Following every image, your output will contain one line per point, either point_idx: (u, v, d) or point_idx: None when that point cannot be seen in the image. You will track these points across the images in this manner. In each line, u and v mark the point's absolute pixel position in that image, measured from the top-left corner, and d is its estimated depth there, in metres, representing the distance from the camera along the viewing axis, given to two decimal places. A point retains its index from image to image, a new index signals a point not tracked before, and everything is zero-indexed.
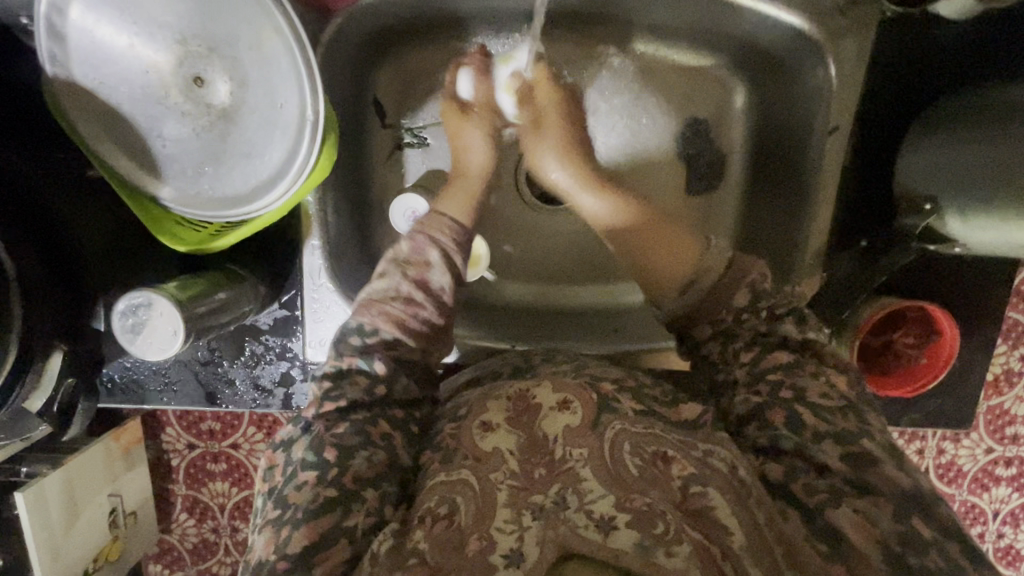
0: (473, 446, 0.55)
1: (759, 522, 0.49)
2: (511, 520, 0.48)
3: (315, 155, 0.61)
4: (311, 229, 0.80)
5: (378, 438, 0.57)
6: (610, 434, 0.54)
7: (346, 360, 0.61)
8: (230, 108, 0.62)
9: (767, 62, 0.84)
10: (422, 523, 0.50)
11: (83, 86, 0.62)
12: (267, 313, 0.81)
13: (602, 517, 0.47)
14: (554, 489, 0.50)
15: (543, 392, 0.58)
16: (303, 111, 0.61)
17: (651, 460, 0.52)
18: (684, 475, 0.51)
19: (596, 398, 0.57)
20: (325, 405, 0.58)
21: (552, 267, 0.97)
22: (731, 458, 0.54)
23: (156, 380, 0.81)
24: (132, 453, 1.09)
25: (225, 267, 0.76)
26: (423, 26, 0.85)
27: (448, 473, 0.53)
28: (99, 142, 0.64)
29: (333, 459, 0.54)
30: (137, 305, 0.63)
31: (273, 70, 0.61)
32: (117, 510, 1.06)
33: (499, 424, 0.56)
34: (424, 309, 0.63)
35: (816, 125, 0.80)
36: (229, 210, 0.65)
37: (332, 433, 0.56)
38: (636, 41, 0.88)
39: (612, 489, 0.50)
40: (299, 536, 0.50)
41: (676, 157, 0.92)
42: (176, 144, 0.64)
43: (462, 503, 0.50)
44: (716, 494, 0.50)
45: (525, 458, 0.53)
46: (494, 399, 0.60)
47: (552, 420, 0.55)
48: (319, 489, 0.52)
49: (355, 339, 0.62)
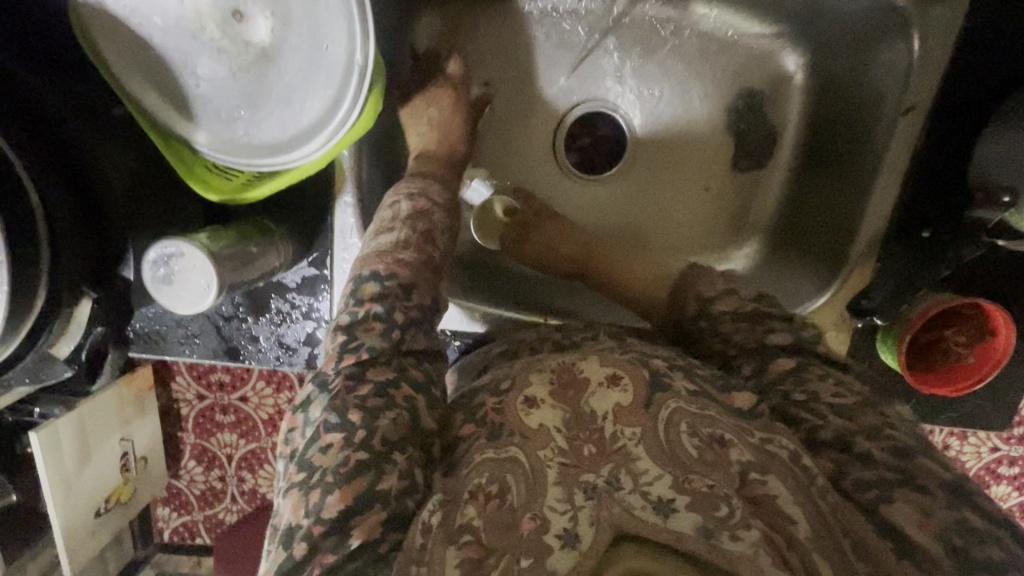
0: (518, 423, 0.52)
1: (824, 511, 0.48)
2: (563, 500, 0.48)
3: (361, 106, 0.57)
4: (344, 185, 0.75)
5: (401, 400, 0.53)
6: (666, 413, 0.52)
7: (365, 306, 0.57)
8: (271, 47, 0.57)
9: (838, 33, 0.78)
10: (474, 499, 0.48)
11: (113, 13, 0.57)
12: (295, 271, 0.77)
13: (659, 499, 0.47)
14: (606, 468, 0.50)
15: (588, 367, 0.55)
16: (350, 56, 0.56)
17: (708, 443, 0.50)
18: (742, 462, 0.50)
19: (647, 375, 0.54)
20: (347, 358, 0.55)
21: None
22: (793, 446, 0.52)
23: (177, 333, 0.76)
24: (144, 400, 1.07)
25: (255, 219, 0.73)
26: None
27: (496, 449, 0.51)
28: (127, 75, 0.59)
29: (359, 421, 0.51)
30: (170, 254, 0.60)
31: (321, 8, 0.56)
32: (127, 453, 1.05)
33: (543, 399, 0.54)
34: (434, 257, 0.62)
35: (889, 104, 0.74)
36: (265, 159, 0.60)
37: (356, 396, 0.52)
38: (697, 3, 0.83)
39: (670, 467, 0.49)
40: (333, 501, 0.48)
41: (725, 131, 0.89)
42: (210, 84, 0.59)
43: (513, 482, 0.49)
44: (777, 483, 0.49)
45: (572, 434, 0.52)
46: (537, 372, 0.56)
47: (603, 397, 0.53)
48: (347, 452, 0.49)
49: (372, 285, 0.58)
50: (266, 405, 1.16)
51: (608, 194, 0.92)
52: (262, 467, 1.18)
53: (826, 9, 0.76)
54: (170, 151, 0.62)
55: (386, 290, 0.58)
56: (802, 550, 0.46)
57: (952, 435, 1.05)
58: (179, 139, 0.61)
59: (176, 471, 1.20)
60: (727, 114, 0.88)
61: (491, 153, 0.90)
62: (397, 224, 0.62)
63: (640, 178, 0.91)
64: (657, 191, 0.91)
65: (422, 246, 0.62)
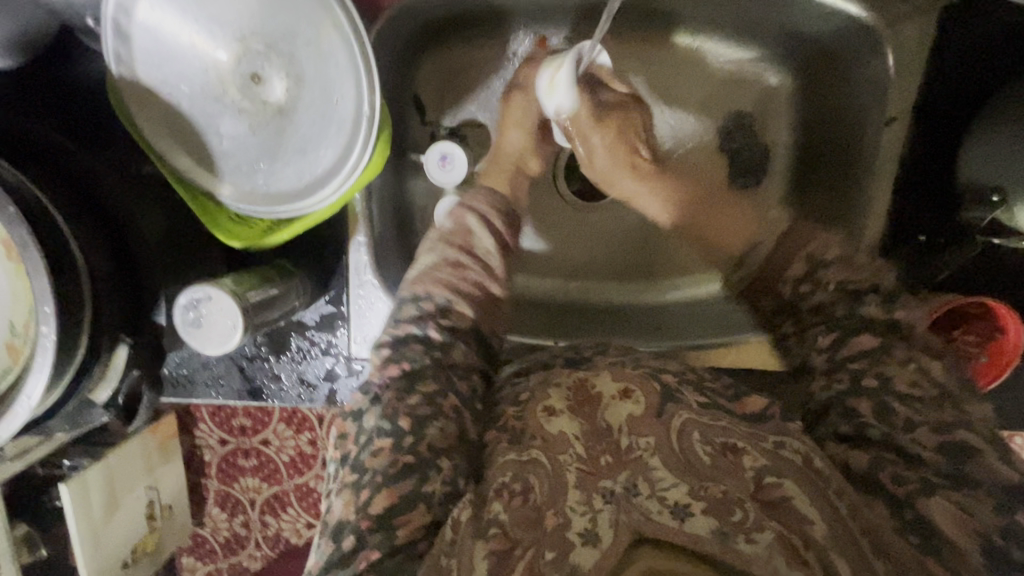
0: (539, 428, 0.55)
1: (841, 512, 0.49)
2: (582, 502, 0.49)
3: (371, 150, 0.61)
4: (356, 225, 0.80)
5: (449, 410, 0.56)
6: (678, 423, 0.54)
7: (401, 328, 0.60)
8: (286, 104, 0.63)
9: (818, 52, 0.82)
10: (499, 497, 0.51)
11: (145, 83, 0.63)
12: (314, 309, 0.82)
13: (676, 504, 0.48)
14: (623, 476, 0.50)
15: (602, 382, 0.58)
16: (358, 108, 0.61)
17: (720, 450, 0.52)
18: (756, 467, 0.50)
19: (658, 386, 0.57)
20: (391, 370, 0.57)
21: (595, 264, 0.96)
22: (806, 450, 0.53)
23: (206, 375, 0.83)
24: (170, 446, 1.10)
25: (275, 263, 0.76)
26: (466, 26, 0.87)
27: (519, 452, 0.53)
28: (159, 139, 0.64)
29: (409, 427, 0.53)
30: (198, 299, 0.64)
31: (330, 67, 0.61)
32: (154, 502, 1.07)
33: (561, 410, 0.56)
34: (473, 272, 0.65)
35: (870, 120, 0.78)
36: (282, 207, 0.65)
37: (405, 404, 0.55)
38: (680, 36, 0.89)
39: (685, 476, 0.50)
40: (381, 499, 0.50)
41: (720, 153, 0.92)
42: (232, 141, 0.64)
43: (536, 481, 0.51)
44: (793, 484, 0.49)
45: (591, 443, 0.53)
46: (555, 385, 0.59)
47: (617, 408, 0.55)
48: (394, 455, 0.52)
49: (411, 307, 0.62)
50: (287, 447, 1.18)
51: (615, 220, 0.96)
52: (285, 510, 1.20)
53: (806, 32, 0.81)
54: (193, 203, 0.67)
55: (422, 311, 0.61)
56: (817, 551, 0.46)
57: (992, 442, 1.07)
58: (204, 193, 0.66)
59: (200, 521, 1.21)
60: (719, 136, 0.91)
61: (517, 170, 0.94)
62: (436, 244, 0.67)
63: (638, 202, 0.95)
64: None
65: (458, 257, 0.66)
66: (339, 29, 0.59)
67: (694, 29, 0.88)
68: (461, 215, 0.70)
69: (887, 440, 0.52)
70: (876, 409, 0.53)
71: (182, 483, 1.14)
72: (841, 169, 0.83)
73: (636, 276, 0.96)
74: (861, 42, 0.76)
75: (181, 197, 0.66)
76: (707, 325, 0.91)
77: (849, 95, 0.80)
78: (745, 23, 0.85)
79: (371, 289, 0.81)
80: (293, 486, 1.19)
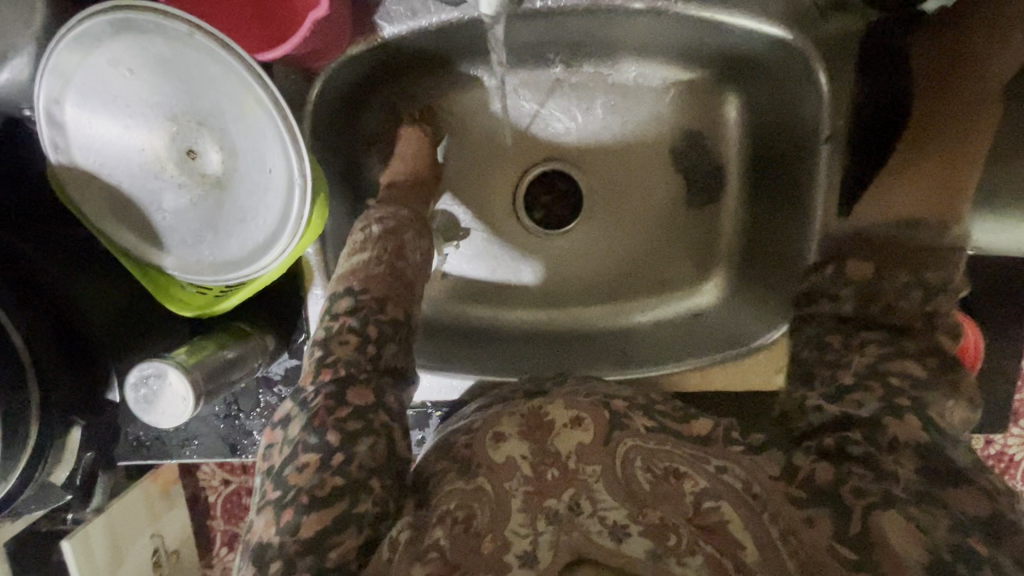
0: (486, 456, 0.55)
1: (774, 536, 0.48)
2: (526, 524, 0.50)
3: (307, 215, 0.63)
4: (312, 278, 0.82)
5: (380, 426, 0.56)
6: (623, 450, 0.54)
7: (339, 320, 0.62)
8: (223, 176, 0.64)
9: (757, 72, 0.82)
10: (442, 521, 0.50)
11: (84, 168, 0.65)
12: (278, 364, 0.82)
13: (614, 523, 0.49)
14: (567, 494, 0.51)
15: (554, 410, 0.57)
16: (290, 176, 0.62)
17: (662, 476, 0.52)
18: (696, 492, 0.51)
19: (607, 415, 0.57)
20: (325, 374, 0.58)
21: (569, 291, 0.96)
22: (746, 475, 0.52)
23: (177, 436, 0.83)
24: (171, 492, 1.12)
25: (231, 325, 0.77)
26: (409, 72, 0.86)
27: (465, 481, 0.54)
28: (103, 220, 0.66)
29: (337, 443, 0.54)
30: (148, 375, 0.65)
31: (260, 139, 0.62)
32: (158, 550, 1.08)
33: (511, 434, 0.56)
34: (406, 270, 0.68)
35: (810, 136, 0.79)
36: (228, 275, 0.66)
37: (336, 417, 0.55)
38: (624, 62, 0.87)
39: (624, 500, 0.51)
40: (307, 524, 0.50)
41: (675, 172, 0.93)
42: (174, 216, 0.66)
43: (479, 509, 0.51)
44: (728, 507, 0.49)
45: (538, 459, 0.54)
46: (509, 412, 0.59)
47: (566, 437, 0.55)
48: (321, 474, 0.52)
49: (346, 300, 0.64)
50: None
51: (575, 247, 0.96)
52: None
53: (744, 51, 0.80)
54: (143, 278, 0.68)
55: (360, 303, 0.63)
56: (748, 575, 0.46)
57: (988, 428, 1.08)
58: (153, 266, 0.68)
59: (209, 562, 1.21)
60: (671, 156, 0.92)
61: (473, 203, 0.95)
62: (369, 244, 0.68)
63: (598, 227, 0.95)
64: (636, 239, 0.95)
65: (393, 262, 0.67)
66: (262, 104, 0.60)
67: (636, 55, 0.86)
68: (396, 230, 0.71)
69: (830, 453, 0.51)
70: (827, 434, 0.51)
71: (185, 525, 1.16)
72: (787, 187, 0.84)
73: (601, 302, 0.96)
74: (793, 62, 0.76)
75: (132, 272, 0.68)
76: (675, 347, 0.91)
77: (795, 111, 0.80)
78: (683, 48, 0.84)
79: None
80: None
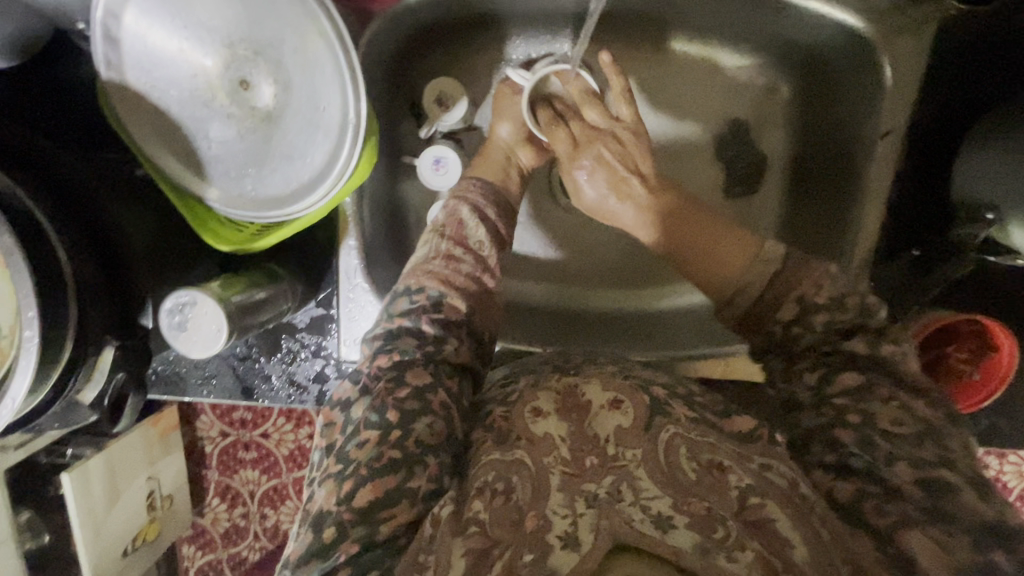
0: (525, 427, 0.53)
1: (823, 537, 0.46)
2: (564, 505, 0.47)
3: (358, 156, 0.61)
4: (347, 229, 0.80)
5: (439, 408, 0.55)
6: (667, 437, 0.51)
7: (395, 322, 0.60)
8: (274, 110, 0.63)
9: (814, 59, 0.80)
10: (481, 494, 0.49)
11: (134, 87, 0.64)
12: (304, 312, 0.81)
13: (659, 514, 0.46)
14: (607, 481, 0.49)
15: (591, 390, 0.55)
16: (345, 116, 0.61)
17: (706, 468, 0.50)
18: (741, 486, 0.48)
19: (649, 399, 0.54)
20: (381, 360, 0.57)
21: (595, 271, 0.94)
22: (791, 474, 0.51)
23: (197, 373, 0.83)
24: (169, 437, 1.08)
25: (267, 266, 0.78)
26: (460, 29, 0.84)
27: (504, 452, 0.52)
28: (149, 145, 0.65)
29: (396, 421, 0.52)
30: (183, 304, 0.65)
31: (318, 75, 0.61)
32: (155, 493, 1.06)
33: (550, 412, 0.54)
34: (464, 265, 0.64)
35: (867, 132, 0.76)
36: (269, 212, 0.65)
37: (396, 397, 0.54)
38: (675, 42, 0.86)
39: (669, 491, 0.48)
40: (364, 492, 0.49)
41: (717, 157, 0.89)
42: (220, 146, 0.65)
43: (518, 482, 0.49)
44: (775, 505, 0.47)
45: (577, 443, 0.52)
46: (545, 386, 0.57)
47: (605, 417, 0.53)
48: (381, 449, 0.51)
49: (404, 300, 0.62)
50: (285, 441, 1.17)
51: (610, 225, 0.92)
52: (284, 503, 1.18)
53: (802, 36, 0.77)
54: (179, 206, 0.67)
55: (415, 304, 0.61)
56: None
57: (991, 455, 1.06)
58: (193, 196, 0.66)
59: (200, 511, 1.20)
60: (716, 142, 0.89)
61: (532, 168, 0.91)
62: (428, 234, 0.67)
63: None
64: None
65: (454, 251, 0.64)
66: (325, 38, 0.59)
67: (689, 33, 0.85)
68: (455, 207, 0.68)
69: (866, 472, 0.50)
70: (872, 439, 0.51)
71: (183, 472, 1.12)
72: (836, 180, 0.81)
73: (628, 283, 0.93)
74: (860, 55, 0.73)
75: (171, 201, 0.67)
76: (698, 334, 0.88)
77: (848, 105, 0.78)
78: (739, 30, 0.82)
79: (362, 293, 0.81)
80: (292, 480, 1.18)
